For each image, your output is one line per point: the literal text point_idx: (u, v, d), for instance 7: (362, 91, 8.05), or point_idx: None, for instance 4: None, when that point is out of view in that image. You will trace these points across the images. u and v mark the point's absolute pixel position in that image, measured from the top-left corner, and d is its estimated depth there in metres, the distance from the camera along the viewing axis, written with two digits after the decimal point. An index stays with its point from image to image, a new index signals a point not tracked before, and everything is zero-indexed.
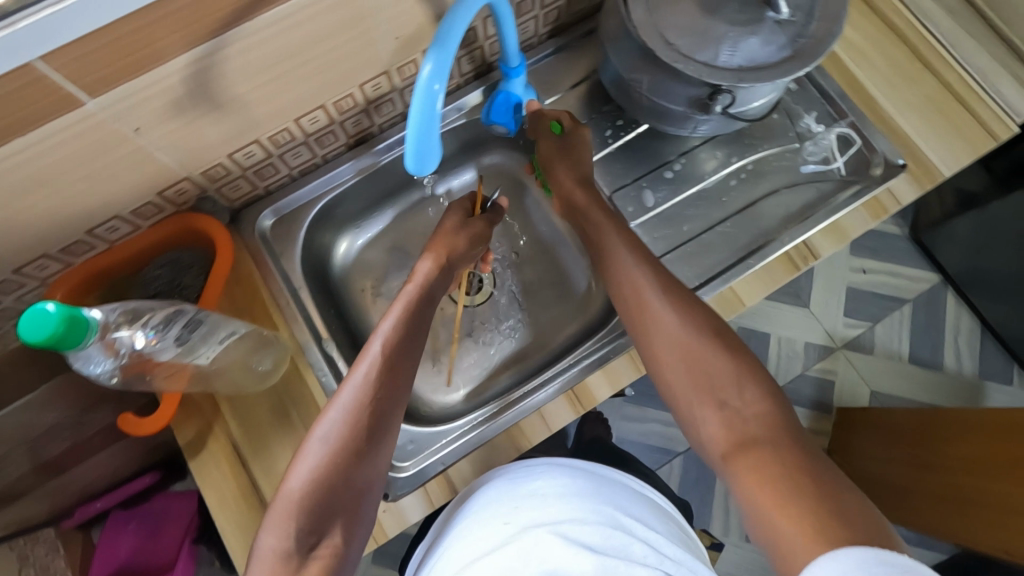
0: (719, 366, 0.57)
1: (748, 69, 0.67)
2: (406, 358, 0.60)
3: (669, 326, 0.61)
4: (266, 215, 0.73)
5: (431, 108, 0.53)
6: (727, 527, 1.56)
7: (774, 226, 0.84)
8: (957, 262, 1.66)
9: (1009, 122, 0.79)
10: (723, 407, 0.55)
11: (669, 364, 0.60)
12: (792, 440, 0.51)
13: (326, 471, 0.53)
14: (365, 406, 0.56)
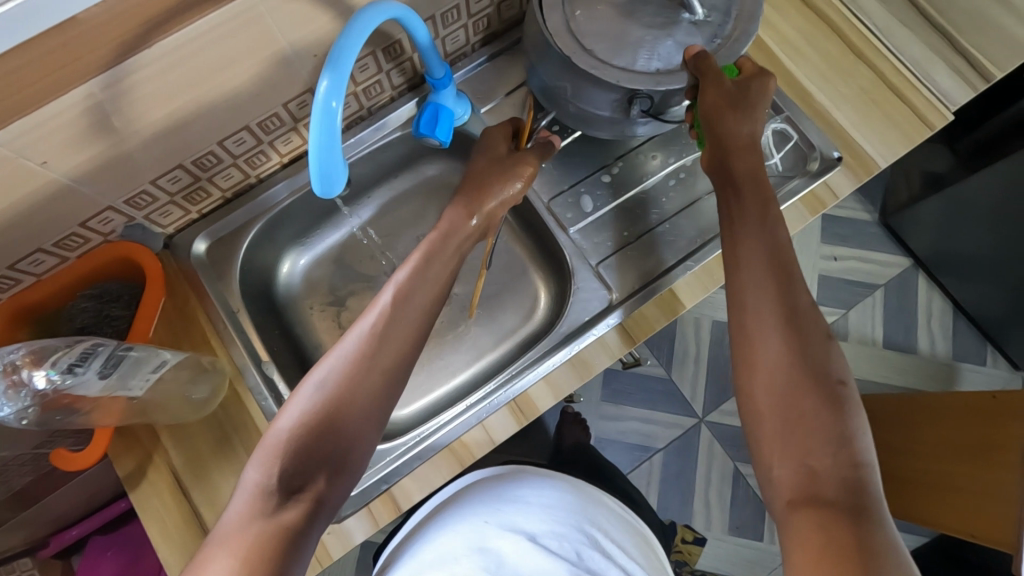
0: (787, 349, 0.57)
1: (665, 73, 0.63)
2: (413, 314, 0.61)
3: (754, 283, 0.60)
4: (200, 238, 0.76)
5: (332, 128, 0.49)
6: (708, 520, 1.60)
7: (715, 224, 0.76)
8: (925, 244, 1.67)
9: (935, 113, 0.77)
10: (791, 421, 0.54)
11: (761, 357, 0.57)
12: (833, 429, 0.53)
13: (319, 411, 0.54)
14: (363, 358, 0.57)
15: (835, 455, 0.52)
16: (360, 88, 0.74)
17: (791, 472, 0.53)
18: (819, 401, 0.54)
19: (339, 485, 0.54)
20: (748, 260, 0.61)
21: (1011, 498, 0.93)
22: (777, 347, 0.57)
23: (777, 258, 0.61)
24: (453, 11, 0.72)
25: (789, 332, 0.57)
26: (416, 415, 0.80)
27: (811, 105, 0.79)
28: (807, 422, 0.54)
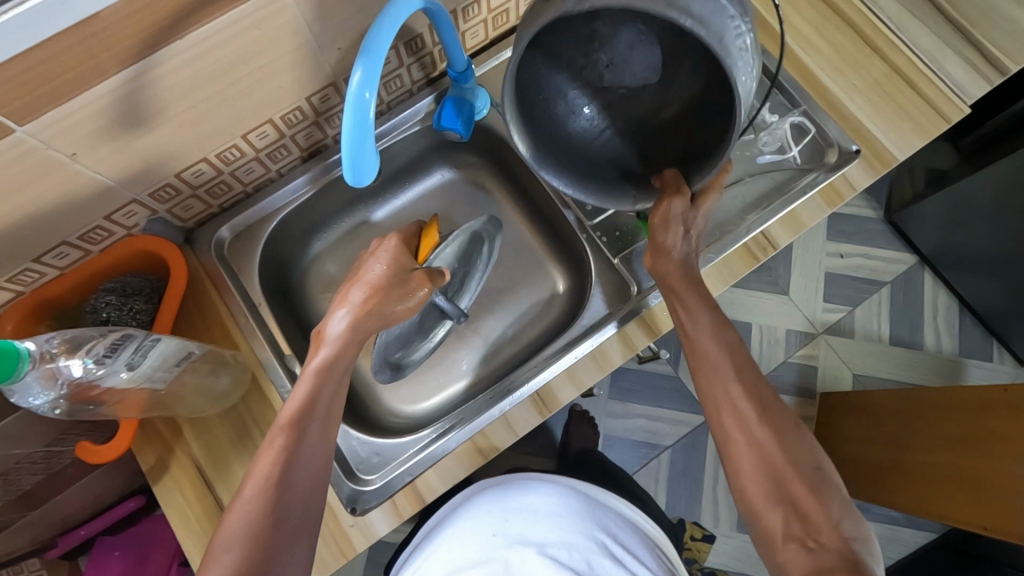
0: (763, 439, 0.58)
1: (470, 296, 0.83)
2: (336, 378, 0.59)
3: (730, 379, 0.61)
4: (222, 231, 0.76)
5: (365, 119, 0.49)
6: (717, 517, 1.60)
7: (734, 216, 0.77)
8: (930, 242, 1.68)
9: (949, 106, 0.78)
10: (778, 495, 0.56)
11: (738, 441, 0.59)
12: (824, 510, 0.55)
13: (257, 523, 0.50)
14: (296, 436, 0.54)
15: (815, 507, 0.55)
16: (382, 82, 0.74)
17: (799, 556, 0.53)
18: (803, 476, 0.56)
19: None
20: (712, 359, 0.62)
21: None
22: (749, 425, 0.59)
23: (733, 357, 0.62)
24: (473, 6, 0.72)
25: (761, 424, 0.58)
26: (436, 409, 0.81)
27: (828, 99, 0.79)
28: (807, 513, 0.54)
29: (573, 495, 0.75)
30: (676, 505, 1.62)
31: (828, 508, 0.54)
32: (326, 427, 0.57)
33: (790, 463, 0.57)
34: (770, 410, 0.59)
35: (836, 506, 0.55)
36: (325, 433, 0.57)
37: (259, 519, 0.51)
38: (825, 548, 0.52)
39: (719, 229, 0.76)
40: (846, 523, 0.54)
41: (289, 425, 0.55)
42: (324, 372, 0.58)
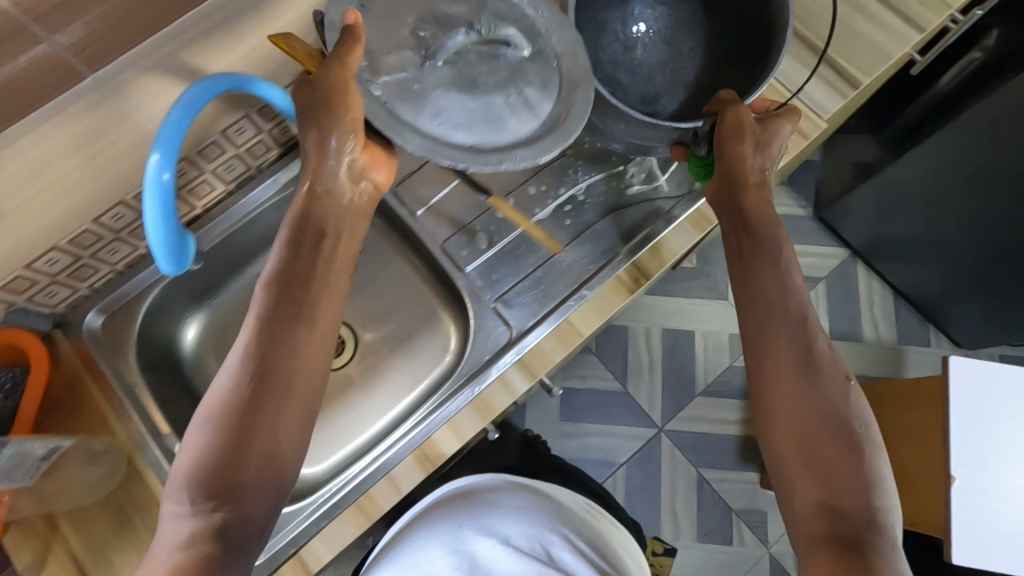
0: (800, 394, 0.58)
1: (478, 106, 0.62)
2: (284, 331, 0.56)
3: (773, 325, 0.61)
4: (94, 313, 0.75)
5: (166, 198, 0.50)
6: (677, 529, 1.59)
7: (606, 251, 0.78)
8: (860, 233, 1.67)
9: (808, 123, 0.80)
10: (806, 441, 0.56)
11: (780, 380, 0.59)
12: (855, 473, 0.54)
13: (210, 449, 0.50)
14: (241, 388, 0.53)
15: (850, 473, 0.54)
16: (242, 149, 0.74)
17: (810, 506, 0.54)
18: (832, 434, 0.56)
19: (258, 514, 0.51)
20: (762, 307, 0.62)
21: (937, 480, 0.94)
22: (780, 375, 0.59)
23: (772, 308, 0.62)
24: None
25: (798, 375, 0.59)
26: (492, 147, 0.61)
27: None
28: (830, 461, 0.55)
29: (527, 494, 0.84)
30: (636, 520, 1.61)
31: (851, 469, 0.54)
32: (293, 360, 0.56)
33: (817, 415, 0.57)
34: (811, 363, 0.59)
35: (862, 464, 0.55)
36: (289, 364, 0.55)
37: (211, 443, 0.51)
38: (836, 502, 0.53)
39: (591, 266, 0.77)
40: (869, 486, 0.54)
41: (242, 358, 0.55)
42: (282, 305, 0.57)
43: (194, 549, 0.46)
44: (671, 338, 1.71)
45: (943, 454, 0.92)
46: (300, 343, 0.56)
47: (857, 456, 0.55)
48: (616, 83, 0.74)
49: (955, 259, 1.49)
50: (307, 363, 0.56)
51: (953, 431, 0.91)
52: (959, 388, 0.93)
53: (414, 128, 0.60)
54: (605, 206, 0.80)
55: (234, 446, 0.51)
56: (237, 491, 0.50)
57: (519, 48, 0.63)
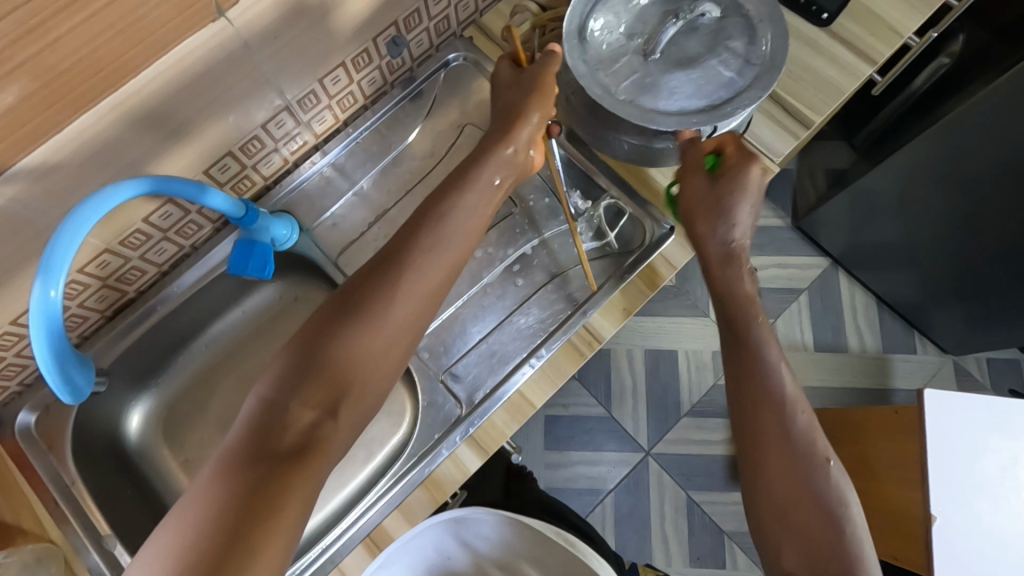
0: (791, 474, 0.52)
1: (706, 85, 0.63)
2: (395, 265, 0.55)
3: (760, 403, 0.55)
4: (26, 409, 0.72)
5: (54, 321, 0.47)
6: (668, 554, 1.45)
7: (556, 313, 0.75)
8: (837, 243, 1.59)
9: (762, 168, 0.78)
10: (800, 535, 0.51)
11: (772, 456, 0.53)
12: (851, 570, 0.49)
13: (305, 371, 0.50)
14: (344, 310, 0.52)
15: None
16: (171, 231, 0.71)
17: None
18: (832, 540, 0.50)
19: (340, 446, 0.50)
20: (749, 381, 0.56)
21: (917, 518, 0.91)
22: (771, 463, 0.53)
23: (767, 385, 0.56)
24: (253, 141, 0.71)
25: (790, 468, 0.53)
26: (724, 100, 0.63)
27: (639, 177, 0.78)
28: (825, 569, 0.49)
29: (518, 527, 0.85)
30: (626, 550, 1.46)
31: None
32: (397, 296, 0.54)
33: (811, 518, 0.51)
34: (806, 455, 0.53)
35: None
36: (397, 304, 0.53)
37: (299, 369, 0.50)
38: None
39: (540, 329, 0.74)
40: None
41: (356, 286, 0.54)
42: (413, 235, 0.57)
43: (273, 461, 0.46)
44: (654, 359, 1.57)
45: (921, 493, 0.89)
46: (417, 283, 0.55)
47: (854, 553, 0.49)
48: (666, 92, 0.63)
49: (932, 267, 1.42)
50: (419, 306, 0.55)
51: (931, 466, 0.89)
52: (934, 421, 0.90)
53: (659, 111, 0.62)
54: (553, 265, 0.78)
55: (341, 363, 0.50)
56: (331, 417, 0.49)
57: (712, 13, 0.65)
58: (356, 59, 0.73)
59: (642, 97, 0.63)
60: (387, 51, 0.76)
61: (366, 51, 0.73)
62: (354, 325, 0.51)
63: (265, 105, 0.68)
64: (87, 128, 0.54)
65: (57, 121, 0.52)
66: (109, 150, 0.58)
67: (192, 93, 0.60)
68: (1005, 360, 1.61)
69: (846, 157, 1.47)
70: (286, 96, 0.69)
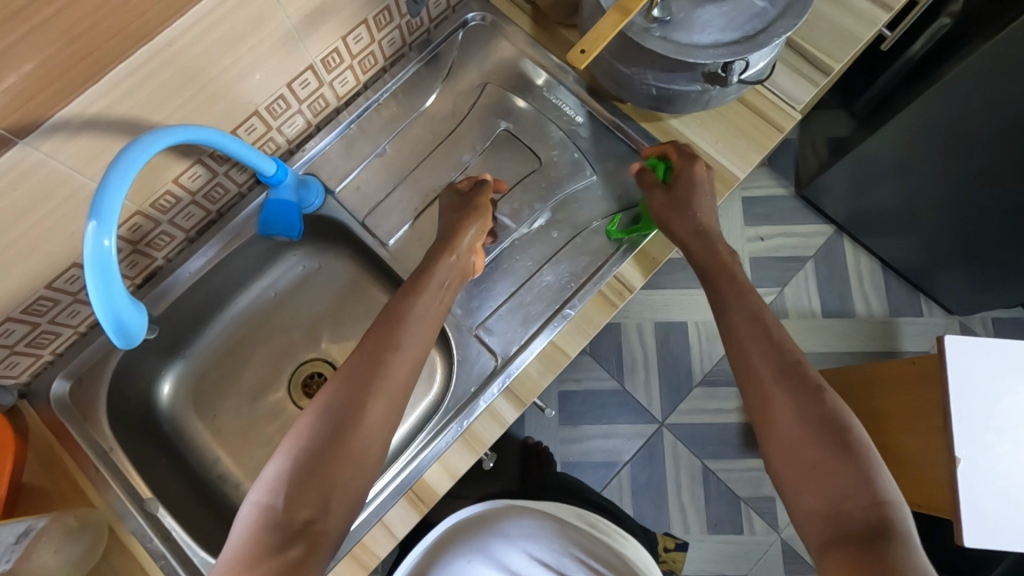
0: (782, 393, 0.56)
1: (731, 26, 0.59)
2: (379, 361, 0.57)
3: (772, 378, 0.57)
4: (60, 379, 0.72)
5: (110, 272, 0.45)
6: (686, 521, 1.46)
7: (586, 265, 0.75)
8: (841, 209, 1.60)
9: (783, 115, 0.78)
10: (792, 444, 0.54)
11: (759, 371, 0.58)
12: (850, 474, 0.51)
13: (298, 473, 0.51)
14: (334, 412, 0.54)
15: (855, 484, 0.51)
16: (199, 195, 0.72)
17: (813, 516, 0.52)
18: (836, 449, 0.52)
19: (336, 537, 0.51)
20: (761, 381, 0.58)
21: (940, 464, 0.92)
22: (802, 458, 0.53)
23: (788, 372, 0.57)
24: (278, 102, 0.71)
25: (816, 445, 0.53)
26: (758, 31, 0.59)
27: (663, 129, 0.78)
28: (865, 540, 0.48)
29: (559, 537, 0.81)
30: (644, 520, 1.47)
31: (892, 553, 0.46)
32: (384, 397, 0.56)
33: (848, 493, 0.50)
34: (836, 428, 0.53)
35: (900, 540, 0.47)
36: (372, 408, 0.55)
37: (296, 468, 0.51)
38: None
39: (573, 281, 0.75)
40: (875, 492, 0.50)
41: (340, 388, 0.55)
42: (391, 331, 0.59)
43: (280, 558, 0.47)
44: (664, 330, 1.57)
45: (944, 437, 0.91)
46: (397, 373, 0.57)
47: (850, 449, 0.52)
48: (687, 30, 0.60)
49: (936, 231, 1.44)
50: (394, 406, 0.56)
51: (954, 412, 0.90)
52: (954, 368, 0.92)
53: (693, 46, 0.59)
54: (578, 221, 0.78)
55: (334, 461, 0.51)
56: (324, 512, 0.50)
57: None
58: (377, 17, 0.72)
59: (670, 34, 0.60)
60: (406, 10, 0.75)
61: (386, 10, 0.72)
62: (340, 421, 0.53)
63: (290, 63, 0.68)
64: (122, 80, 0.54)
65: (91, 74, 0.52)
66: (141, 105, 0.58)
67: (220, 48, 0.59)
68: (1011, 321, 1.62)
69: (846, 124, 1.47)
70: (311, 55, 0.69)
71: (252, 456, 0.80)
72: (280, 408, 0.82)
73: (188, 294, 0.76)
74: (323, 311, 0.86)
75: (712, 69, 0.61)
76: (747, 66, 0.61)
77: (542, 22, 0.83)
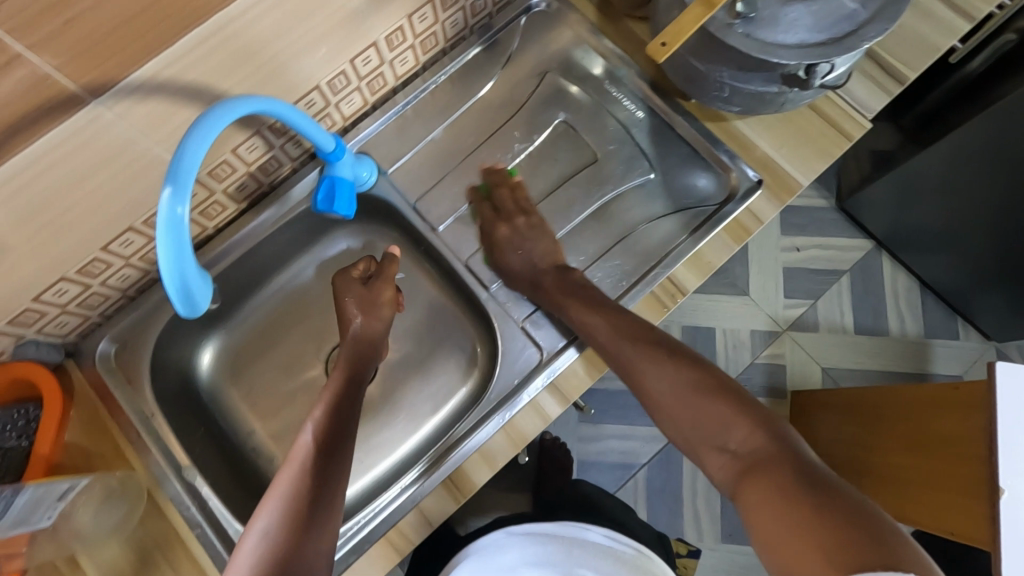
0: (663, 370, 0.59)
1: (818, 27, 0.57)
2: (327, 460, 0.58)
3: (645, 353, 0.60)
4: (106, 341, 0.72)
5: (181, 239, 0.45)
6: (700, 528, 1.44)
7: (639, 264, 0.74)
8: (881, 224, 1.56)
9: (853, 123, 0.75)
10: (676, 401, 0.56)
11: (606, 343, 0.63)
12: (738, 419, 0.52)
13: None
14: (289, 516, 0.53)
15: (751, 423, 0.51)
16: (254, 167, 0.71)
17: (723, 467, 0.51)
18: (717, 402, 0.54)
19: None
20: (647, 348, 0.61)
21: (980, 494, 0.89)
22: (698, 412, 0.54)
23: (637, 340, 0.61)
24: (340, 78, 0.70)
25: (703, 399, 0.55)
26: (846, 33, 0.57)
27: (727, 131, 0.76)
28: (764, 468, 0.47)
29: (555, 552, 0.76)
30: (657, 524, 1.46)
31: (798, 473, 0.45)
32: (333, 495, 0.56)
33: (743, 433, 0.51)
34: (727, 386, 0.55)
35: (794, 458, 0.47)
36: (327, 508, 0.55)
37: None
38: (796, 517, 0.42)
39: (624, 280, 0.73)
40: (766, 425, 0.51)
41: (291, 489, 0.55)
42: (325, 432, 0.60)
43: None
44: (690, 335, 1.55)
45: (987, 466, 0.88)
46: (340, 470, 0.58)
47: (742, 398, 0.54)
48: (771, 29, 0.57)
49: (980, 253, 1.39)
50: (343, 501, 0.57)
51: (1000, 441, 0.87)
52: (1003, 396, 0.89)
53: (778, 45, 0.57)
54: (631, 219, 0.76)
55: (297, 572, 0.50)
56: None
57: None
58: None
59: (754, 31, 0.57)
60: None
61: None
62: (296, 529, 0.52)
63: (355, 39, 0.66)
64: (195, 45, 0.53)
65: (168, 36, 0.51)
66: (210, 71, 0.57)
67: (292, 18, 0.58)
68: None
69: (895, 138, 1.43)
70: (376, 32, 0.68)
71: (287, 431, 0.79)
72: (316, 386, 0.81)
73: (235, 264, 0.76)
74: None
75: (793, 70, 0.59)
76: (832, 69, 0.59)
77: (607, 13, 0.81)
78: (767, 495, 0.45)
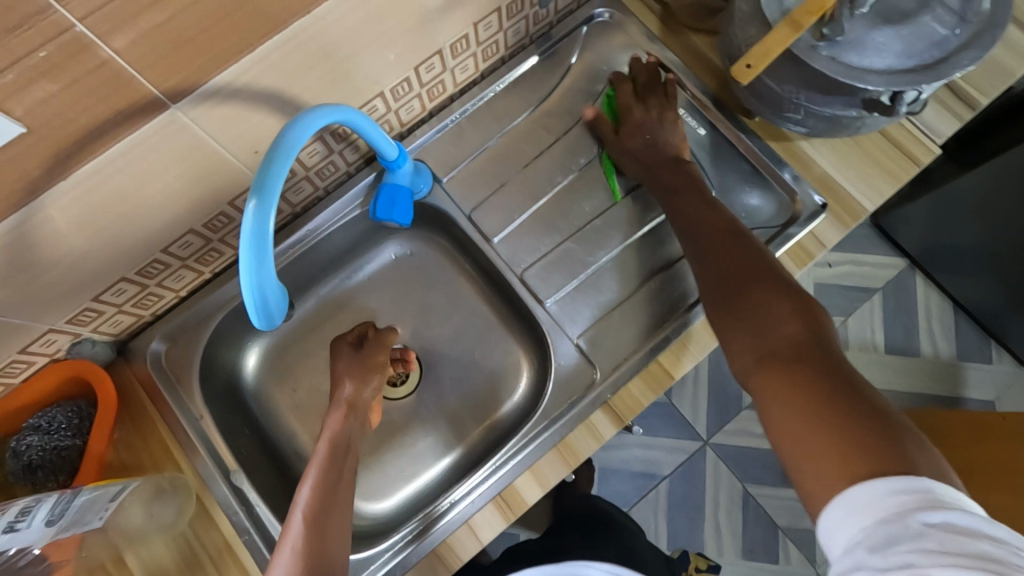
0: (712, 266, 0.61)
1: (907, 53, 0.55)
2: (326, 531, 0.56)
3: (735, 248, 0.61)
4: (158, 340, 0.72)
5: (263, 252, 0.45)
6: (721, 543, 1.42)
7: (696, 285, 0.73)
8: (916, 243, 1.52)
9: (921, 148, 0.73)
10: (718, 289, 0.59)
11: (687, 238, 0.65)
12: (780, 311, 0.53)
13: None
14: None
15: (782, 325, 0.52)
16: (313, 171, 0.70)
17: (743, 348, 0.53)
18: (763, 296, 0.55)
19: None
20: (720, 247, 0.62)
21: None
22: (737, 303, 0.56)
23: (708, 242, 0.63)
24: (403, 84, 0.69)
25: (752, 289, 0.56)
26: (936, 60, 0.55)
27: (791, 151, 0.74)
28: (794, 357, 0.49)
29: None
30: (677, 538, 1.43)
31: (819, 362, 0.47)
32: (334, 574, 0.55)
33: (775, 324, 0.52)
34: (782, 281, 0.56)
35: (822, 354, 0.48)
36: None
37: None
38: (821, 407, 0.45)
39: (680, 301, 0.72)
40: (803, 321, 0.52)
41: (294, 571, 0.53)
42: (323, 502, 0.58)
43: None
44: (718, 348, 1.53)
45: None
46: (337, 541, 0.57)
47: (798, 298, 0.54)
48: (858, 53, 0.56)
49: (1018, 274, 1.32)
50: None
51: None
52: None
53: (864, 70, 0.55)
54: None
55: None
56: None
57: None
58: (510, 5, 0.70)
59: (839, 55, 0.56)
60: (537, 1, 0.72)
61: None
62: None
63: (422, 45, 0.65)
64: (274, 51, 0.52)
65: (252, 42, 0.50)
66: (285, 77, 0.56)
67: (367, 25, 0.57)
68: None
69: None
70: (442, 39, 0.67)
71: None
72: None
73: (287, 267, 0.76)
74: (408, 298, 0.84)
75: (876, 96, 0.57)
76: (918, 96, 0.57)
77: (670, 25, 0.79)
78: (794, 388, 0.47)
